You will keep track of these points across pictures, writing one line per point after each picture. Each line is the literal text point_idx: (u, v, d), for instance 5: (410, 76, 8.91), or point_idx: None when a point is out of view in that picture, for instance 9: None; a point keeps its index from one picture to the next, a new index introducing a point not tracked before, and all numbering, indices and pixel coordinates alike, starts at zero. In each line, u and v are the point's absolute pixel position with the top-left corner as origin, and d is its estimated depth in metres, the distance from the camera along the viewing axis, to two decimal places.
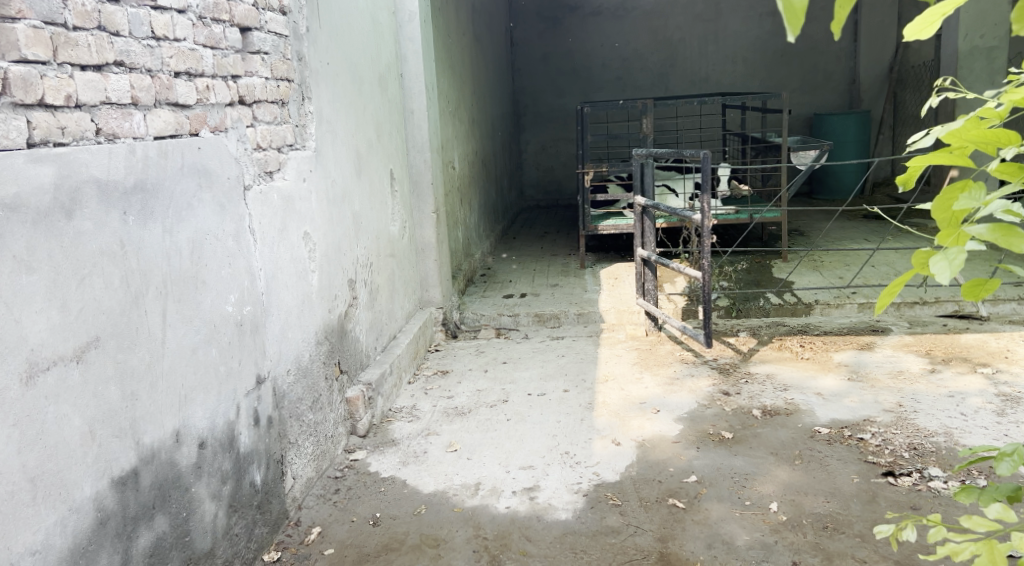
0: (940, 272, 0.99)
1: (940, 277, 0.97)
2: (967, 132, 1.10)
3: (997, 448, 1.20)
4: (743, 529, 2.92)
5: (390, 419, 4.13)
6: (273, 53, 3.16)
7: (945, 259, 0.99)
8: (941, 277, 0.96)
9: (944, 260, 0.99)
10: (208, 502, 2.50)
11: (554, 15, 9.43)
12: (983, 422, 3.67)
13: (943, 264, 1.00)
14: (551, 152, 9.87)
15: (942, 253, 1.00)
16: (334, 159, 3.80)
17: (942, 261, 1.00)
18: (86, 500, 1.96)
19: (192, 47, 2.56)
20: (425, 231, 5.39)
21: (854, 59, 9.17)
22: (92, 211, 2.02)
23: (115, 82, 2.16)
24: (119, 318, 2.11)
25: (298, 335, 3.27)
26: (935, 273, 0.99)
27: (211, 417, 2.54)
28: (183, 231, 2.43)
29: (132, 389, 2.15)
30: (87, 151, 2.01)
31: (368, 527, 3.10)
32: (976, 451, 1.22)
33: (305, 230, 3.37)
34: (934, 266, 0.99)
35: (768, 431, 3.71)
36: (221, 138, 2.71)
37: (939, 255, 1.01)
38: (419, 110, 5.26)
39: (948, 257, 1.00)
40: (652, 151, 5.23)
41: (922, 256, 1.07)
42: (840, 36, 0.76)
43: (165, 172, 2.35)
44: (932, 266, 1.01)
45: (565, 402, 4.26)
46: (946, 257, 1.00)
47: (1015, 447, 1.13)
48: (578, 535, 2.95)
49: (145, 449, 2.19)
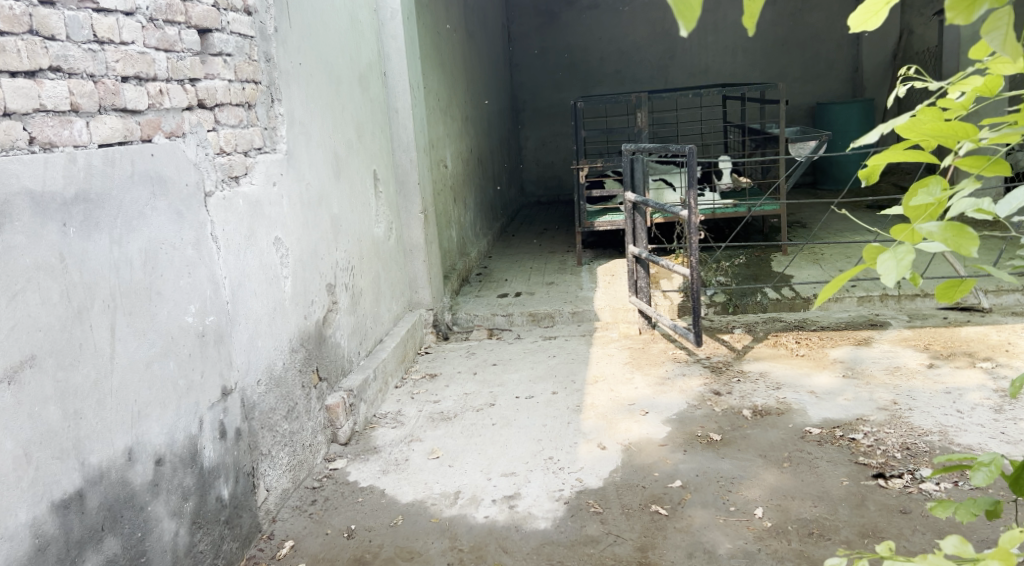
0: (887, 272, 0.90)
1: (885, 279, 0.88)
2: (923, 124, 0.99)
3: (974, 456, 1.10)
4: (726, 537, 2.82)
5: (374, 426, 4.05)
6: (237, 54, 3.08)
7: (892, 259, 0.90)
8: (885, 279, 0.88)
9: (891, 260, 0.90)
10: (167, 520, 2.43)
11: (551, 9, 9.32)
12: (979, 419, 3.55)
13: (891, 263, 0.91)
14: (550, 147, 9.76)
15: (890, 251, 0.91)
16: (309, 162, 3.71)
17: (890, 261, 0.90)
18: (21, 527, 1.90)
19: (141, 50, 2.48)
20: (412, 232, 5.29)
21: (856, 46, 9.02)
22: (25, 224, 1.96)
23: (51, 89, 2.09)
24: (59, 334, 2.05)
25: (269, 343, 3.19)
26: (881, 274, 0.90)
27: (169, 432, 2.46)
28: (134, 241, 2.35)
29: (75, 407, 2.08)
30: (17, 162, 1.95)
31: (342, 540, 3.02)
32: (952, 458, 1.12)
33: (276, 235, 3.29)
34: (881, 265, 0.90)
35: (758, 432, 3.60)
36: (178, 144, 2.62)
37: (888, 253, 0.92)
38: (404, 108, 5.15)
39: (897, 256, 0.90)
40: (641, 145, 5.08)
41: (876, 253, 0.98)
42: (751, 33, 0.70)
43: (112, 181, 2.26)
44: (881, 264, 0.92)
45: (553, 405, 4.17)
46: (893, 256, 0.90)
47: (994, 456, 1.03)
48: (556, 545, 2.86)
49: (91, 470, 2.12)
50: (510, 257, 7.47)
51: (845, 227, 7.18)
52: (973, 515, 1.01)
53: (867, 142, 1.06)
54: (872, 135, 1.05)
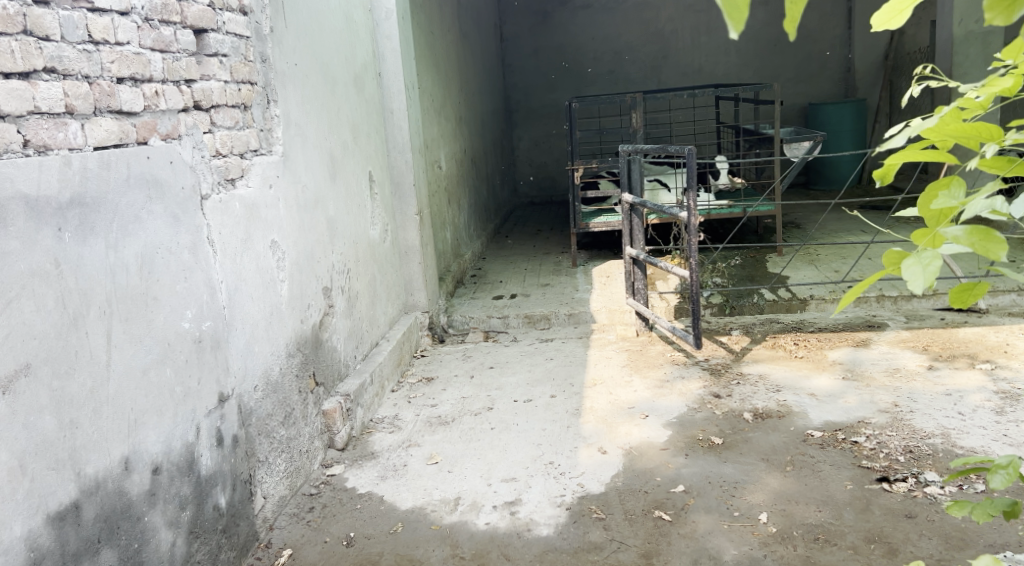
0: (912, 279, 0.88)
1: (912, 286, 0.86)
2: (944, 127, 0.96)
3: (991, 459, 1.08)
4: (731, 543, 2.79)
5: (371, 430, 4.00)
6: (233, 55, 3.03)
7: (917, 265, 0.88)
8: (913, 286, 0.85)
9: (917, 266, 0.88)
10: (164, 530, 2.38)
11: (544, 10, 9.29)
12: (981, 422, 3.54)
13: (917, 270, 0.88)
14: (543, 148, 9.72)
15: (914, 257, 0.89)
16: (305, 164, 3.66)
17: (915, 267, 0.88)
18: (16, 540, 1.85)
19: (137, 51, 2.44)
20: (407, 234, 5.24)
21: (848, 47, 9.03)
22: (19, 229, 1.92)
23: (45, 90, 2.04)
24: (54, 342, 2.00)
25: (265, 349, 3.14)
26: (907, 281, 0.87)
27: (166, 440, 2.42)
28: (130, 246, 2.30)
29: (70, 417, 2.03)
30: (12, 166, 1.90)
31: (341, 548, 2.98)
32: (968, 463, 1.10)
33: (272, 238, 3.24)
34: (906, 272, 0.88)
35: (759, 436, 3.58)
36: (174, 146, 2.58)
37: (912, 258, 0.90)
38: (399, 109, 5.11)
39: (922, 263, 0.88)
40: (637, 146, 5.06)
41: (898, 259, 0.96)
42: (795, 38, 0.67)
43: (107, 184, 2.22)
44: (904, 270, 0.90)
45: (551, 408, 4.14)
46: (919, 262, 0.88)
47: (1011, 457, 1.00)
48: (559, 552, 2.82)
49: (87, 481, 2.07)
50: (504, 258, 7.43)
51: (839, 228, 7.18)
52: (991, 515, 0.99)
53: (888, 145, 1.03)
54: (895, 136, 1.03)
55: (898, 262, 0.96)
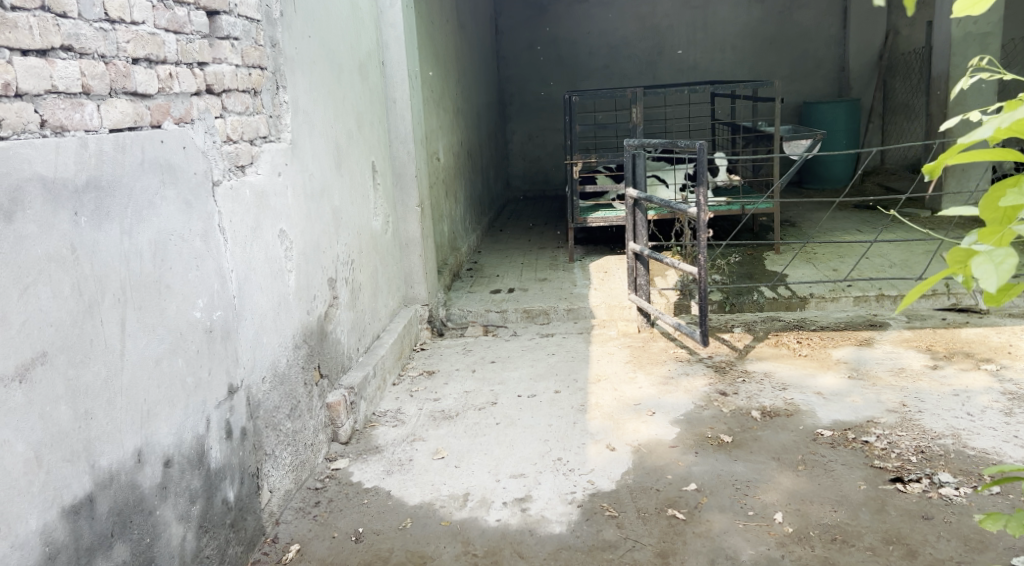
0: (983, 277, 0.84)
1: (985, 284, 0.82)
2: None
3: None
4: (748, 543, 2.76)
5: (375, 424, 3.95)
6: (244, 38, 2.96)
7: (990, 263, 0.84)
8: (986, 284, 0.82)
9: (990, 263, 0.84)
10: (175, 525, 2.32)
11: (540, 2, 9.22)
12: (990, 423, 3.53)
13: (988, 267, 0.85)
14: (537, 142, 9.65)
15: (986, 254, 0.85)
16: (312, 152, 3.59)
17: (986, 264, 0.85)
18: (31, 534, 1.79)
19: (152, 31, 2.37)
20: (408, 226, 5.18)
21: (844, 46, 9.03)
22: (36, 213, 1.85)
23: (63, 69, 1.98)
24: (70, 329, 1.94)
25: (275, 339, 3.08)
26: (978, 278, 0.84)
27: (177, 433, 2.35)
28: (144, 232, 2.23)
29: (85, 407, 1.97)
30: (29, 146, 1.83)
31: (350, 544, 2.93)
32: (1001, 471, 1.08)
33: (280, 228, 3.17)
34: (977, 269, 0.85)
35: (768, 434, 3.55)
36: (187, 130, 2.51)
37: (982, 255, 0.86)
38: (402, 99, 5.04)
39: (996, 260, 0.84)
40: (643, 140, 5.00)
41: (960, 257, 0.91)
42: None
43: (123, 167, 2.15)
44: (972, 267, 0.86)
45: (556, 404, 4.09)
46: (991, 259, 0.84)
47: None
48: (572, 550, 2.79)
49: (101, 473, 2.01)
50: (501, 252, 7.37)
51: (834, 226, 7.19)
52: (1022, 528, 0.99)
53: (970, 136, 0.90)
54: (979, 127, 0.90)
55: (962, 260, 0.91)
